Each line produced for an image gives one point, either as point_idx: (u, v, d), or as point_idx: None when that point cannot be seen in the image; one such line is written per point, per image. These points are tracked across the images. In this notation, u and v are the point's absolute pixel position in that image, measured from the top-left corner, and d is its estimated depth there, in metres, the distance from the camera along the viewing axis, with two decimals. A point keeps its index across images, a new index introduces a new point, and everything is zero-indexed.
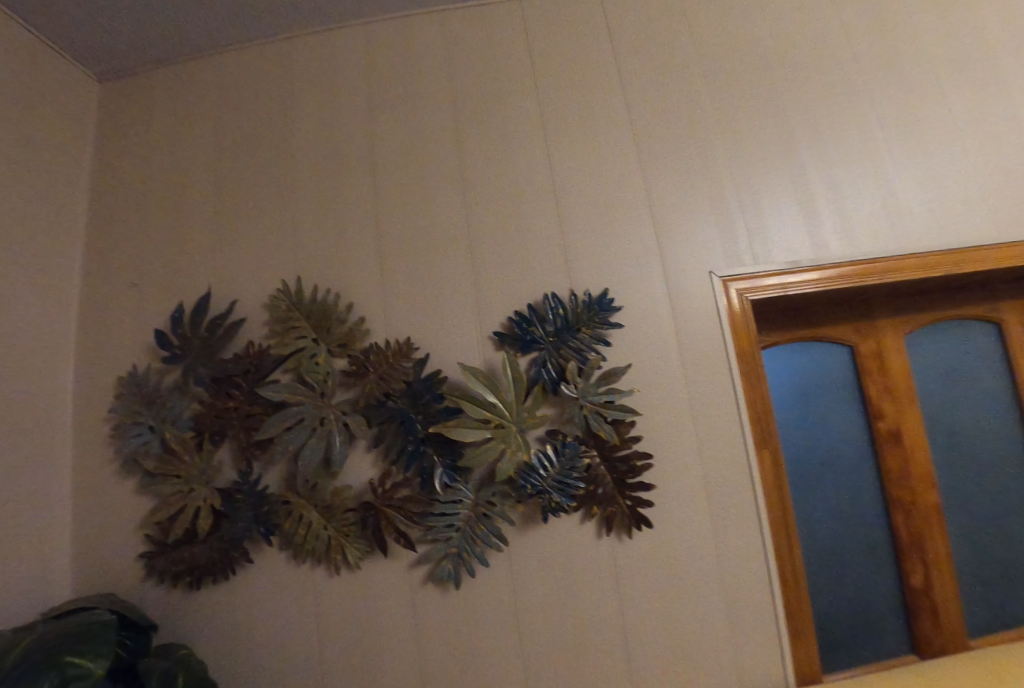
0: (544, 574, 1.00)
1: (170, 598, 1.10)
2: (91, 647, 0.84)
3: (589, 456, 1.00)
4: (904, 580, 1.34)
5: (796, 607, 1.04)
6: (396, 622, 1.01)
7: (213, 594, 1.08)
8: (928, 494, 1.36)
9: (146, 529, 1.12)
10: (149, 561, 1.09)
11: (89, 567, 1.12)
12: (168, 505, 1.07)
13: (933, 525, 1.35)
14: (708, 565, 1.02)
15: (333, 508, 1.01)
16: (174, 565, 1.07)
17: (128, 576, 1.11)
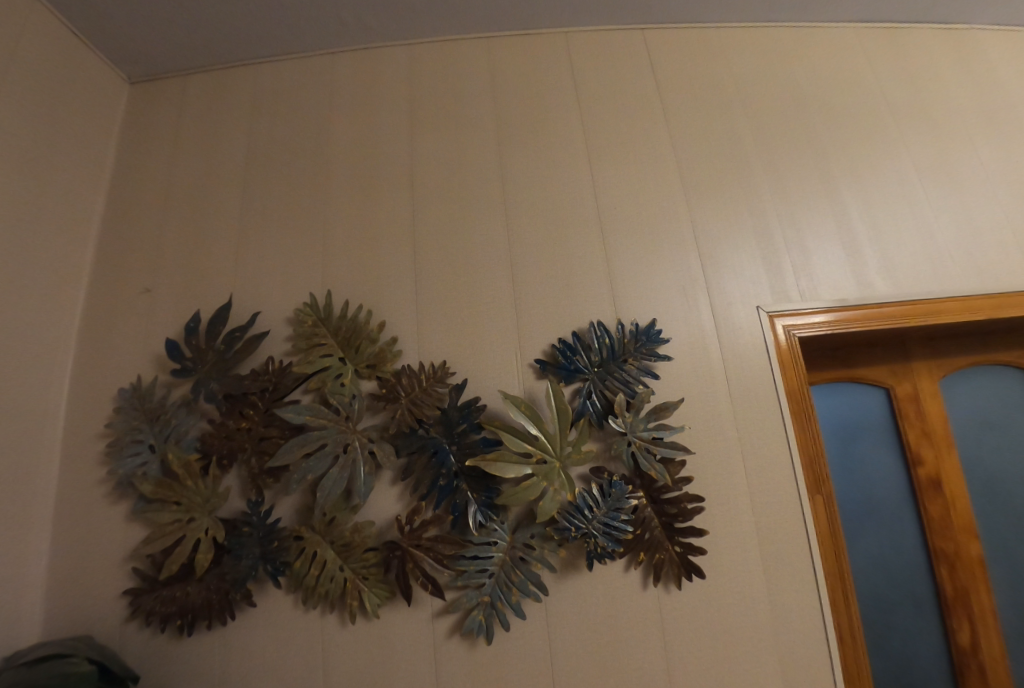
0: (583, 629, 0.90)
1: (156, 644, 0.97)
2: None
3: (637, 497, 0.92)
4: (950, 639, 1.25)
5: (856, 675, 0.93)
6: (414, 681, 0.89)
7: (206, 640, 0.96)
8: (972, 547, 1.29)
9: (135, 562, 1.00)
10: (135, 600, 0.97)
11: (65, 604, 0.99)
12: (163, 536, 0.96)
13: (980, 580, 1.27)
14: (762, 623, 0.93)
15: (352, 546, 0.91)
16: (164, 605, 0.95)
17: (109, 617, 0.98)
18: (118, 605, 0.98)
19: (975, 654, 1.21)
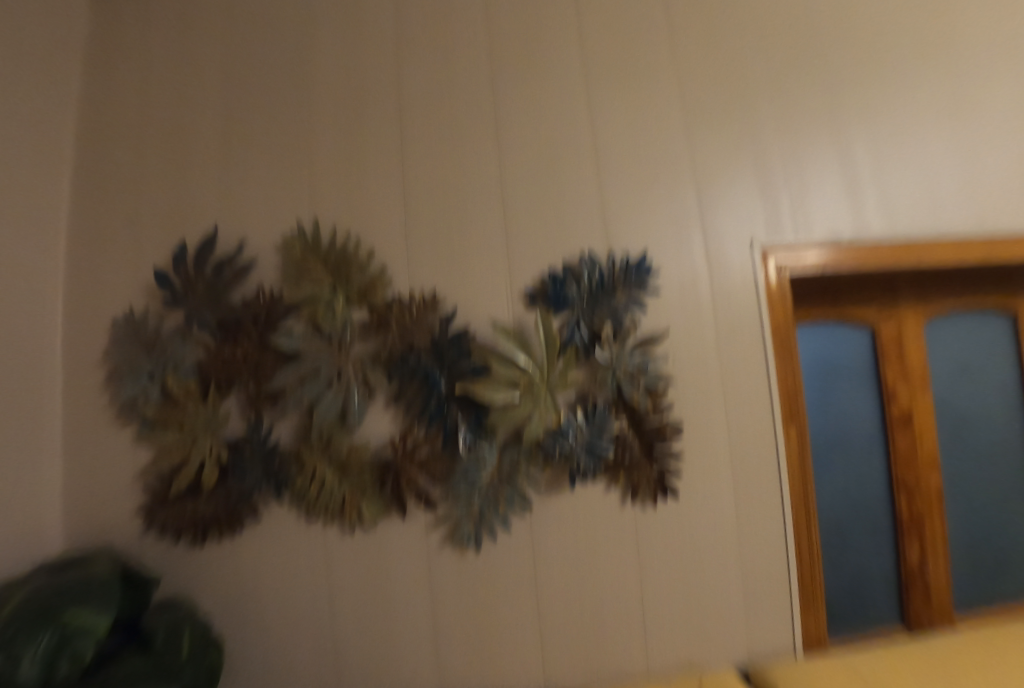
0: (565, 539, 0.97)
1: (171, 553, 1.04)
2: (89, 605, 0.79)
3: (619, 422, 0.97)
4: (900, 558, 1.37)
5: (806, 578, 1.05)
6: (411, 584, 0.97)
7: (218, 550, 1.03)
8: (932, 477, 1.38)
9: (146, 480, 1.06)
10: (149, 513, 1.04)
11: (85, 517, 1.05)
12: (170, 455, 1.02)
13: (934, 507, 1.37)
14: (729, 538, 1.01)
15: (350, 463, 0.97)
16: (176, 519, 1.02)
17: (126, 530, 1.05)
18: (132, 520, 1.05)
19: (921, 570, 1.34)
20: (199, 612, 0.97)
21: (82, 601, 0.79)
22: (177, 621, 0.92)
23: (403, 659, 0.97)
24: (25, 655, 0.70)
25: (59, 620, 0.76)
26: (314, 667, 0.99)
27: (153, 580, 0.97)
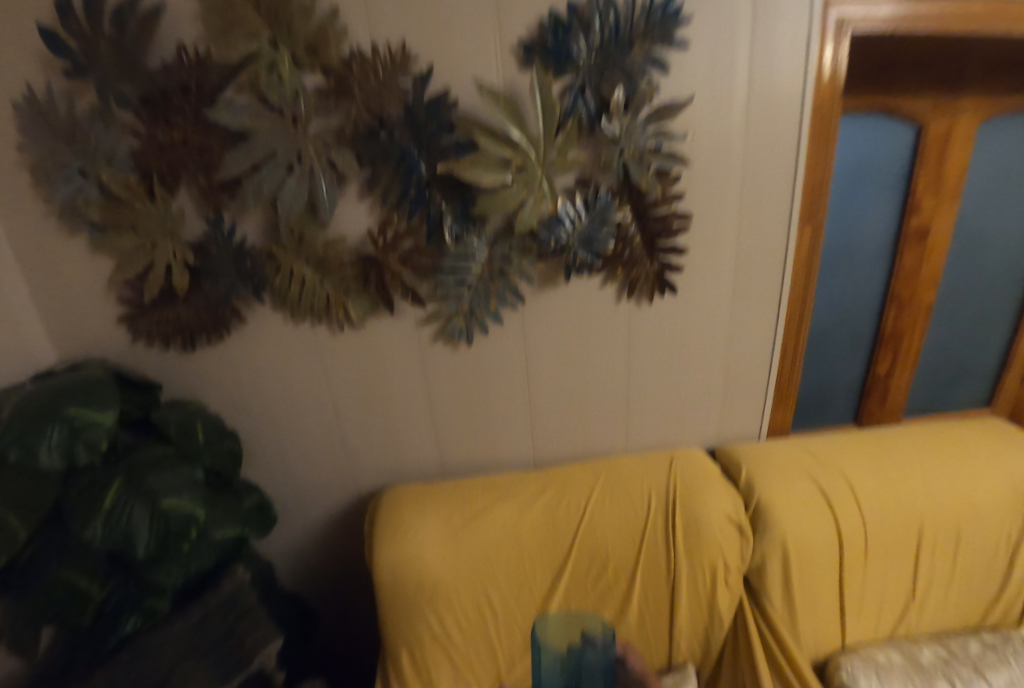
0: (556, 337, 0.96)
1: (162, 358, 1.01)
2: (91, 399, 0.79)
3: (622, 212, 0.87)
4: (868, 367, 1.43)
5: (787, 377, 1.08)
6: (406, 382, 0.99)
7: (211, 355, 1.00)
8: (927, 292, 1.34)
9: (117, 290, 0.96)
10: (130, 321, 0.97)
11: (68, 329, 0.99)
12: (133, 262, 0.91)
13: (920, 320, 1.36)
14: (721, 339, 1.01)
15: (328, 260, 0.89)
16: (159, 326, 0.97)
17: (109, 338, 0.99)
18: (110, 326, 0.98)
19: (886, 378, 1.39)
20: (204, 408, 1.00)
21: (80, 399, 0.79)
22: (186, 416, 0.94)
23: (405, 444, 1.05)
24: (41, 445, 0.73)
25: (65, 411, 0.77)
26: (322, 451, 1.06)
27: (154, 387, 0.97)
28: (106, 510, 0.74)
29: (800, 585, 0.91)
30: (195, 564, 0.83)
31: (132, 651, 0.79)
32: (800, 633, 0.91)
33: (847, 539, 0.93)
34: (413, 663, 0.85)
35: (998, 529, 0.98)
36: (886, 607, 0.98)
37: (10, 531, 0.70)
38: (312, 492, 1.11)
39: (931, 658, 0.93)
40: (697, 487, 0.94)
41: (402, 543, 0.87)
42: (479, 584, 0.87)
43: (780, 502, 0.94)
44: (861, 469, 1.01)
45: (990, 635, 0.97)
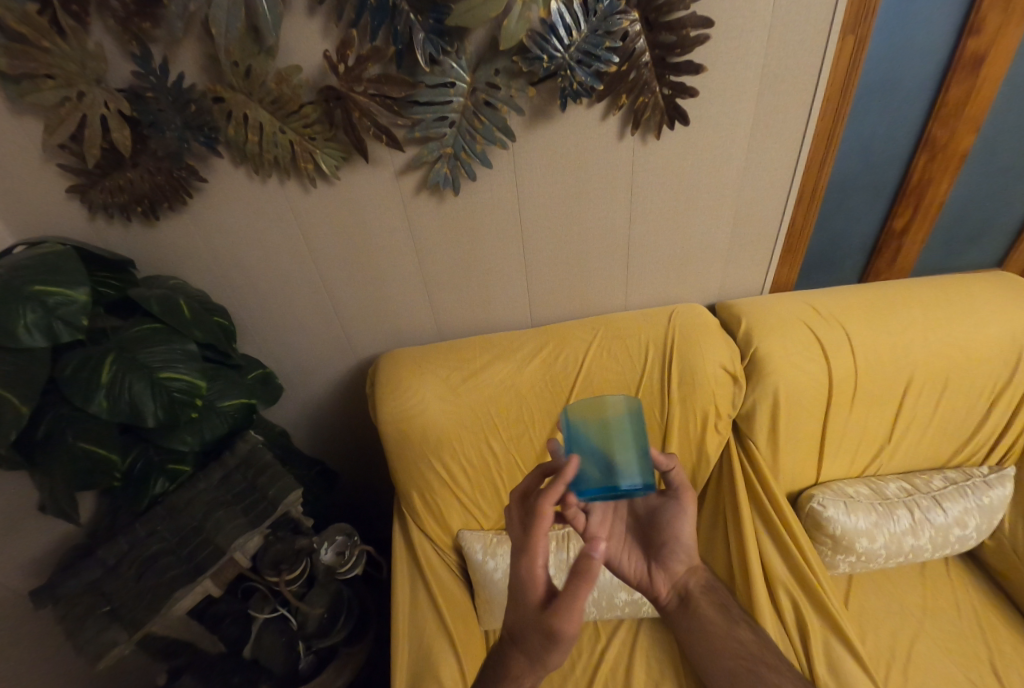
0: (551, 183, 0.87)
1: (127, 231, 0.92)
2: (57, 278, 0.73)
3: (629, 19, 0.70)
4: (878, 239, 1.17)
5: (799, 225, 1.00)
6: (393, 242, 0.93)
7: (180, 226, 0.91)
8: (958, 141, 1.00)
9: (55, 157, 0.83)
10: (81, 193, 0.85)
11: (12, 205, 0.87)
12: (61, 120, 0.75)
13: (949, 172, 1.05)
14: (733, 180, 0.91)
15: (284, 100, 0.75)
16: (115, 197, 0.85)
17: (59, 210, 0.88)
18: (56, 197, 0.87)
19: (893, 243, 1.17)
20: (189, 286, 0.93)
21: (44, 277, 0.73)
22: (168, 292, 0.88)
23: (399, 308, 1.03)
24: (19, 325, 0.68)
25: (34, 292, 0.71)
26: (316, 320, 1.05)
27: (127, 263, 0.88)
28: (106, 385, 0.74)
29: (785, 431, 0.95)
30: (209, 431, 0.85)
31: (166, 508, 0.83)
32: (780, 468, 0.98)
33: (837, 385, 0.95)
34: (423, 500, 0.93)
35: (984, 382, 0.99)
36: (862, 447, 1.02)
37: (11, 405, 0.68)
38: (312, 363, 1.12)
39: (895, 490, 1.01)
40: (695, 339, 0.93)
41: (403, 400, 0.90)
42: (481, 435, 0.91)
43: (777, 352, 0.93)
44: (865, 319, 0.98)
45: (954, 472, 1.04)
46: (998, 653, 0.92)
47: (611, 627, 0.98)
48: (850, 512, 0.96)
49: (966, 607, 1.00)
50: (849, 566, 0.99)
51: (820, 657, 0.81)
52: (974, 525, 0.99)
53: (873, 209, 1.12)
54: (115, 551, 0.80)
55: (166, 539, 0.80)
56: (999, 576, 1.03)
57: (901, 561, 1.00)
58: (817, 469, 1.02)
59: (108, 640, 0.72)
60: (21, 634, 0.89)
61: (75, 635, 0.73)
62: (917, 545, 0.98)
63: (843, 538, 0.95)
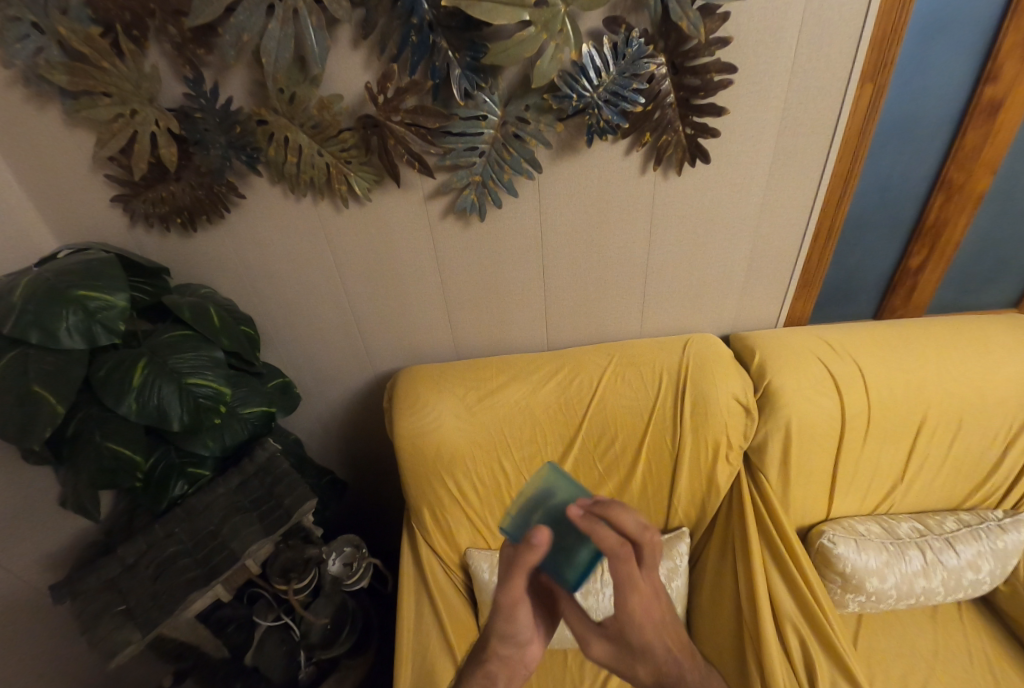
0: (574, 211, 0.89)
1: (165, 241, 0.96)
2: (100, 283, 0.76)
3: (656, 64, 0.73)
4: (895, 273, 1.18)
5: (816, 260, 1.01)
6: (418, 261, 0.96)
7: (215, 239, 0.95)
8: (976, 185, 1.02)
9: (105, 170, 0.87)
10: (126, 203, 0.90)
11: (61, 213, 0.92)
12: (114, 135, 0.80)
13: (964, 214, 1.06)
14: (750, 215, 0.93)
15: (324, 125, 0.78)
16: (156, 207, 0.89)
17: (104, 217, 0.93)
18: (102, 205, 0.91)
19: (912, 280, 1.17)
20: (218, 296, 0.96)
21: (89, 281, 0.77)
22: (200, 301, 0.92)
23: (420, 324, 1.05)
24: (61, 328, 0.72)
25: (78, 296, 0.75)
26: (337, 333, 1.07)
27: (164, 270, 0.92)
28: (137, 388, 0.78)
29: (796, 465, 0.95)
30: (229, 437, 0.87)
31: (184, 511, 0.85)
32: (790, 501, 0.97)
33: (849, 422, 0.95)
34: (433, 517, 0.94)
35: (999, 425, 0.99)
36: (875, 483, 1.02)
37: (48, 404, 0.71)
38: (330, 373, 1.14)
39: (907, 530, 1.01)
40: (710, 370, 0.94)
41: (420, 417, 0.92)
42: (494, 454, 0.93)
43: (790, 387, 0.94)
44: (878, 357, 0.99)
45: (968, 515, 1.03)
46: None
47: None
48: (861, 550, 0.95)
49: (978, 655, 0.97)
50: (858, 605, 0.97)
51: None
52: (988, 570, 0.98)
53: (889, 246, 1.13)
54: (135, 550, 0.81)
55: (183, 540, 0.82)
56: (1016, 625, 1.01)
57: (912, 603, 0.98)
58: (828, 505, 1.02)
59: (122, 639, 0.72)
60: (35, 628, 0.90)
61: (90, 631, 0.74)
62: (928, 588, 0.97)
63: (853, 577, 0.94)
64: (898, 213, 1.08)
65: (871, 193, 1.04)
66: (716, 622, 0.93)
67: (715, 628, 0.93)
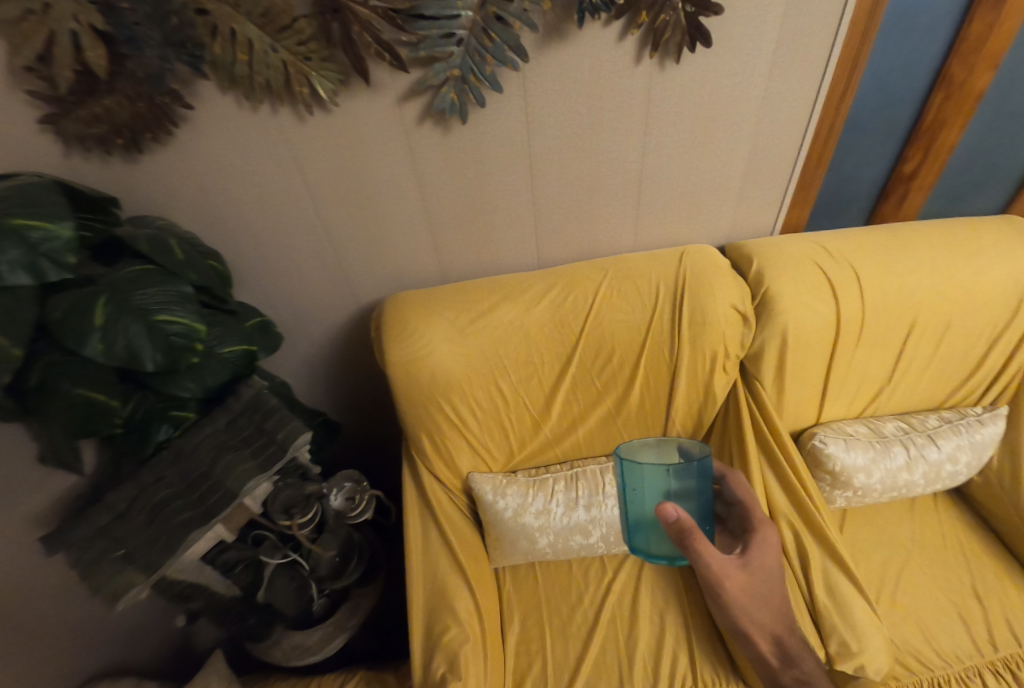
0: (563, 111, 0.82)
1: (109, 170, 0.84)
2: (39, 211, 0.67)
3: None
4: (889, 178, 1.15)
5: (816, 158, 0.97)
6: (396, 178, 0.88)
7: (166, 163, 0.84)
8: (980, 78, 0.97)
9: (26, 86, 0.72)
10: (56, 124, 0.75)
11: None
12: (27, 37, 0.66)
13: (963, 114, 1.02)
14: (749, 111, 0.87)
15: (275, 11, 0.68)
16: (92, 128, 0.76)
17: (28, 144, 0.77)
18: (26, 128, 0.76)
19: (908, 186, 1.13)
20: (178, 229, 0.87)
21: (24, 210, 0.68)
22: (156, 233, 0.83)
23: (404, 249, 0.99)
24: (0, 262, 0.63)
25: (16, 226, 0.66)
26: (313, 266, 1.00)
27: (114, 199, 0.82)
28: (100, 327, 0.71)
29: (791, 372, 0.95)
30: (210, 377, 0.84)
31: (173, 453, 0.82)
32: (784, 408, 0.99)
33: (844, 326, 0.95)
34: (432, 444, 0.93)
35: (985, 325, 1.01)
36: (863, 387, 1.04)
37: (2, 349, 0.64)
38: (310, 311, 1.07)
39: (892, 429, 1.04)
40: (707, 280, 0.91)
41: (412, 344, 0.88)
42: (490, 377, 0.91)
43: (788, 293, 0.92)
44: (874, 261, 0.97)
45: (949, 412, 1.07)
46: (976, 580, 0.99)
47: (617, 562, 1.02)
48: (849, 449, 0.99)
49: (951, 540, 1.05)
50: (845, 501, 1.02)
51: (821, 587, 0.84)
52: (965, 462, 1.03)
53: (885, 149, 1.09)
54: (125, 496, 0.78)
55: (176, 482, 0.79)
56: (983, 510, 1.09)
57: (894, 496, 1.04)
58: (818, 410, 1.04)
59: (124, 582, 0.71)
60: (34, 585, 0.88)
61: (90, 578, 0.72)
62: (910, 481, 1.02)
63: (841, 474, 0.98)
64: (897, 110, 1.03)
65: (871, 87, 0.98)
66: None
67: None
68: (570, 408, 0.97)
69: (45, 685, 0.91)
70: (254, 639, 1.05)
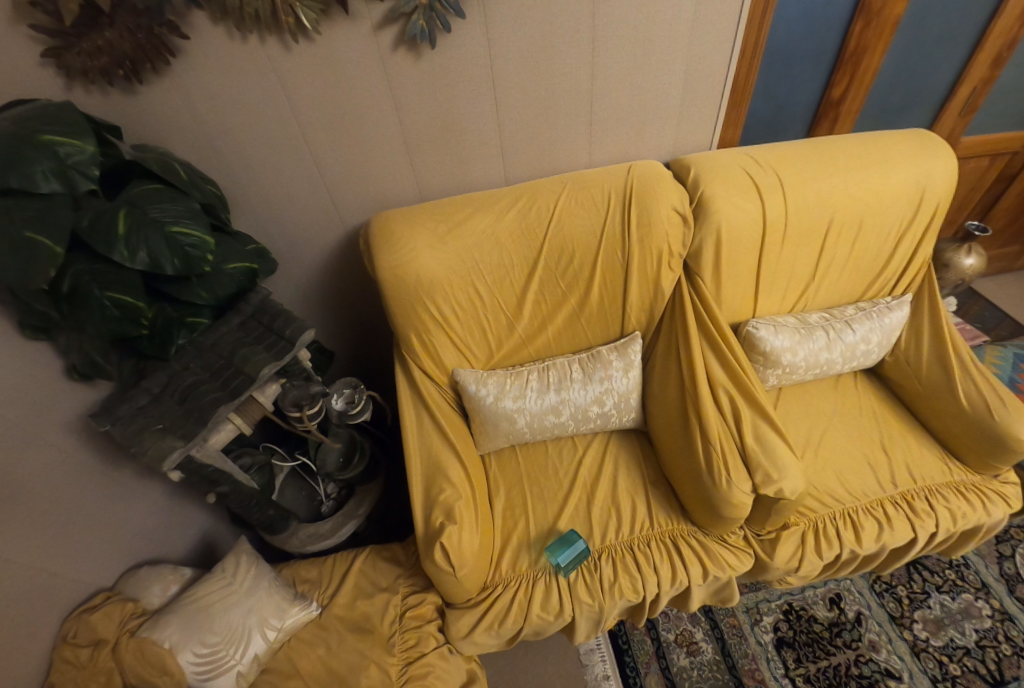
0: (520, 34, 0.94)
1: (108, 102, 0.91)
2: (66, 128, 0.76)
3: None
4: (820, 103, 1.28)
5: (743, 76, 1.12)
6: (373, 101, 0.99)
7: (164, 93, 0.92)
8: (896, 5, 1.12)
9: (27, 19, 0.78)
10: (59, 56, 0.82)
11: None
12: None
13: (880, 40, 1.17)
14: (683, 35, 1.00)
15: None
16: (96, 60, 0.84)
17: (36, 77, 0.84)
18: (28, 61, 0.81)
19: (836, 109, 1.28)
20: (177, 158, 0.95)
21: (50, 126, 0.75)
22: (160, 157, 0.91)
23: (385, 172, 1.11)
24: (36, 171, 0.73)
25: (46, 142, 0.74)
26: (303, 191, 1.11)
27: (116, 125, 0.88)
28: (124, 236, 0.80)
29: (727, 266, 1.12)
30: (220, 289, 0.95)
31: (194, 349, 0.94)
32: (722, 298, 1.16)
33: (770, 223, 1.10)
34: (421, 342, 1.07)
35: (891, 223, 1.18)
36: (793, 282, 1.21)
37: (45, 247, 0.74)
38: (302, 236, 1.19)
39: (816, 319, 1.22)
40: (652, 187, 1.05)
41: (399, 252, 1.00)
42: (468, 280, 1.04)
43: (721, 196, 1.07)
44: (795, 170, 1.12)
45: (864, 303, 1.26)
46: (884, 436, 1.19)
47: (587, 442, 1.20)
48: (778, 334, 1.16)
49: (866, 408, 1.25)
50: (776, 378, 1.20)
51: (750, 436, 1.02)
52: (876, 341, 1.22)
53: (816, 75, 1.22)
54: (158, 381, 0.91)
55: (200, 372, 0.93)
56: (892, 384, 1.28)
57: (816, 373, 1.22)
58: (754, 303, 1.20)
59: (168, 445, 0.84)
60: (78, 487, 0.98)
61: (135, 445, 0.84)
62: (831, 359, 1.20)
63: (771, 354, 1.16)
64: (825, 36, 1.15)
65: (802, 15, 1.11)
66: (664, 400, 1.13)
67: (664, 405, 1.12)
68: (539, 306, 1.11)
69: (96, 579, 1.03)
70: (270, 532, 1.16)
